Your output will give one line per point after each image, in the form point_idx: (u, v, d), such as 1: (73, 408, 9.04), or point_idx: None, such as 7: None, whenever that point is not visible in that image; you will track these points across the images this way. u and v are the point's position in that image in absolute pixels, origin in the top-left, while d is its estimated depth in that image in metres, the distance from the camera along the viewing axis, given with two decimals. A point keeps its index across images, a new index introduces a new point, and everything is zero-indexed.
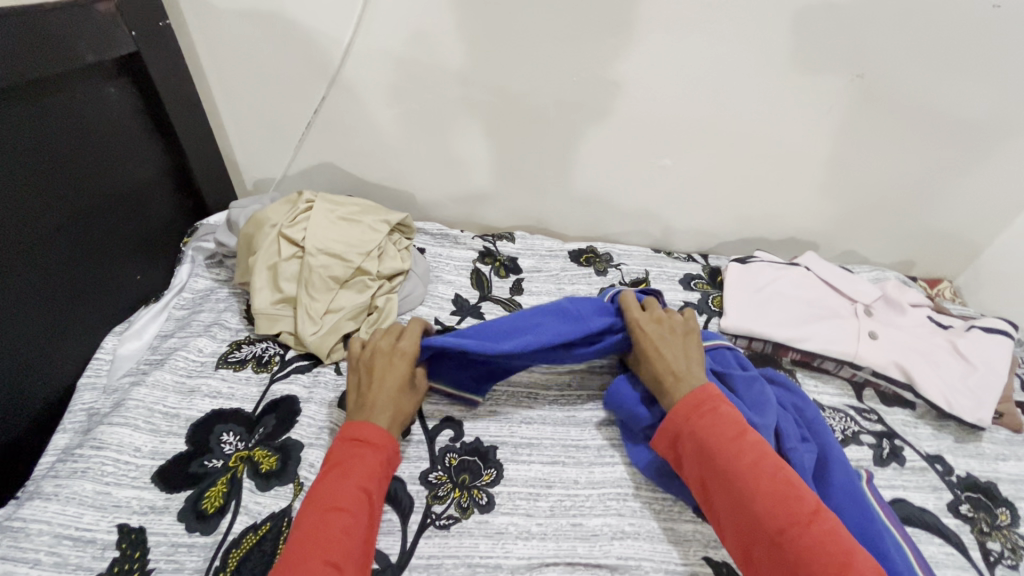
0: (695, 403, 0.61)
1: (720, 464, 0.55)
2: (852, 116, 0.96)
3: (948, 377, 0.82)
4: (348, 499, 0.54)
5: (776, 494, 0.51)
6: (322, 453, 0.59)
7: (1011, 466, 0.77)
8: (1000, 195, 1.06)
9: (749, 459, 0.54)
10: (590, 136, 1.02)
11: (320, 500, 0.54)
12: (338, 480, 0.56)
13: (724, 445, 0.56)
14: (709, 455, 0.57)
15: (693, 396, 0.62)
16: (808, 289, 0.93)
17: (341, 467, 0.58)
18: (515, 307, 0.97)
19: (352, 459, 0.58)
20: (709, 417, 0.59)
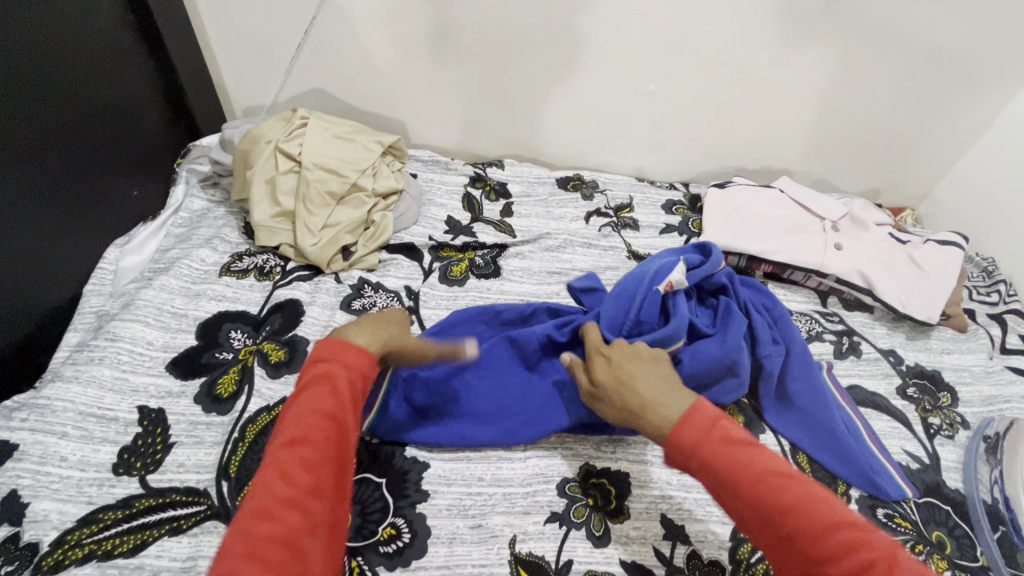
0: (696, 425, 0.47)
1: (753, 506, 0.43)
2: (829, 38, 1.00)
3: (902, 283, 0.89)
4: (304, 429, 0.43)
5: (836, 537, 0.39)
6: (302, 391, 0.46)
7: (954, 358, 0.86)
8: (961, 118, 1.13)
9: (785, 497, 0.41)
10: (576, 64, 1.04)
11: (274, 438, 0.43)
12: (304, 412, 0.44)
13: (749, 479, 0.43)
14: (736, 498, 0.43)
15: (689, 420, 0.47)
16: (783, 209, 0.99)
17: (313, 397, 0.45)
18: (505, 228, 1.01)
19: (317, 380, 0.46)
20: (719, 445, 0.45)
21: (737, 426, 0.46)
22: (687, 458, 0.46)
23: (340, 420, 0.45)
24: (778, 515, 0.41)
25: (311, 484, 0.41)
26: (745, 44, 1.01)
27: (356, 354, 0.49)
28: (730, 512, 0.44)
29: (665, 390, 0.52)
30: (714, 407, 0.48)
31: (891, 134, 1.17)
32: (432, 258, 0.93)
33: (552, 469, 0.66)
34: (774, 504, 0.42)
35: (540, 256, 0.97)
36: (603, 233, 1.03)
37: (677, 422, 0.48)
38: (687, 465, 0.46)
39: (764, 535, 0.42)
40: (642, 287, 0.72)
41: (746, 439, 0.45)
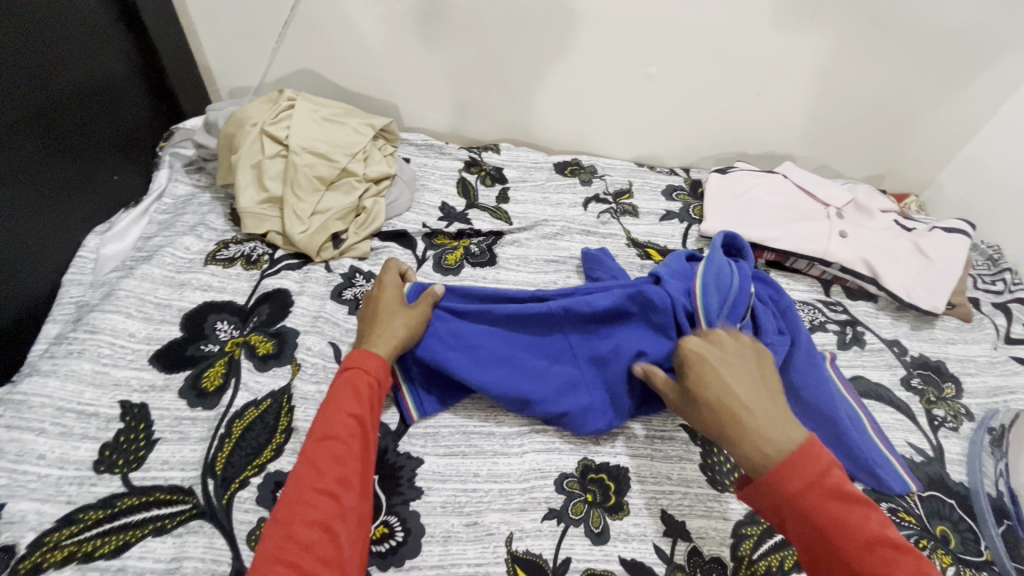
0: (807, 478, 0.48)
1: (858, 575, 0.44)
2: (837, 19, 0.96)
3: (908, 272, 0.87)
4: (328, 482, 0.50)
5: None
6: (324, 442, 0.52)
7: (959, 349, 0.84)
8: (970, 102, 1.10)
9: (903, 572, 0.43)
10: (574, 45, 1.01)
11: (305, 483, 0.49)
12: (329, 457, 0.51)
13: (859, 547, 0.45)
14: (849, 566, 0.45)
15: (801, 468, 0.48)
16: (787, 195, 0.97)
17: (337, 443, 0.53)
18: (501, 215, 0.98)
19: (354, 390, 0.57)
20: (831, 505, 0.47)
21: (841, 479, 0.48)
22: (790, 509, 0.48)
23: (352, 476, 0.51)
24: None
25: (331, 530, 0.47)
26: (750, 24, 0.97)
27: (381, 362, 0.60)
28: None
29: (776, 413, 0.53)
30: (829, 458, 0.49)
31: (896, 119, 1.14)
32: (425, 246, 0.90)
33: (550, 464, 0.64)
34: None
35: (537, 244, 0.94)
36: (601, 220, 1.00)
37: (791, 456, 0.49)
38: (789, 519, 0.48)
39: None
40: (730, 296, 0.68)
41: (858, 503, 0.47)
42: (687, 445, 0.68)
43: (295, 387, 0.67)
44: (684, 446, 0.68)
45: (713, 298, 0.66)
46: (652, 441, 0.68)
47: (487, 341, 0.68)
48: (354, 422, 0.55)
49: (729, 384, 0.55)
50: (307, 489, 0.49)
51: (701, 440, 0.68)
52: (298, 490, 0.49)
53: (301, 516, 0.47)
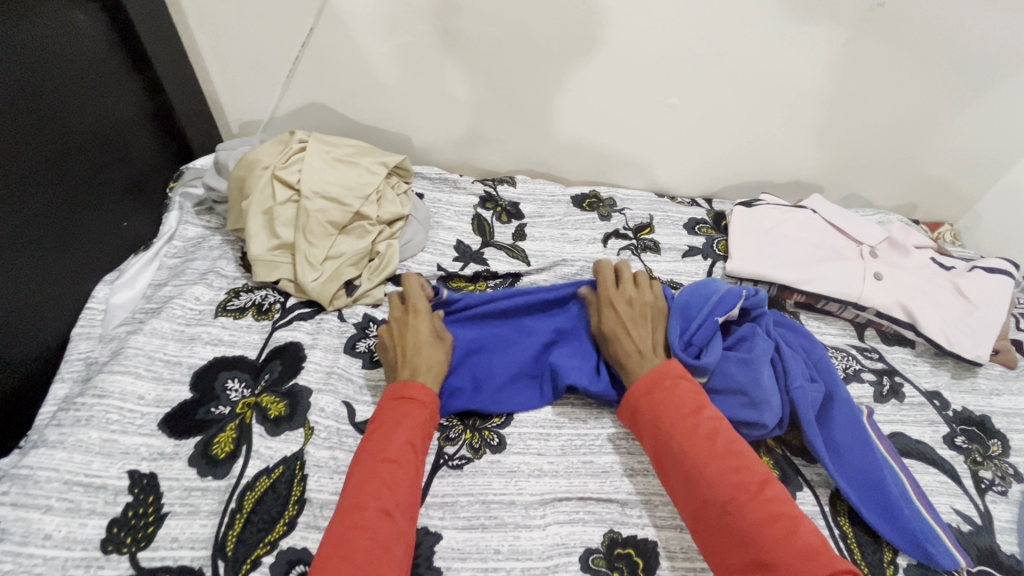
0: (651, 383, 0.62)
1: (684, 455, 0.56)
2: (867, 47, 0.93)
3: (948, 316, 0.83)
4: (386, 503, 0.52)
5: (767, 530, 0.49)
6: (382, 465, 0.54)
7: (1004, 401, 0.80)
8: (1007, 128, 1.05)
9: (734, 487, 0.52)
10: (593, 78, 0.98)
11: (367, 503, 0.51)
12: (388, 479, 0.54)
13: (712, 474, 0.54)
14: (674, 447, 0.57)
15: (648, 377, 0.63)
16: (817, 233, 0.92)
17: (397, 466, 0.55)
18: (518, 254, 0.95)
19: (412, 417, 0.60)
20: (675, 404, 0.59)
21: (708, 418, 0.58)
22: (638, 407, 0.62)
23: (404, 500, 0.53)
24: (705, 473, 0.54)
25: (388, 550, 0.49)
26: (776, 51, 0.93)
27: (433, 394, 0.62)
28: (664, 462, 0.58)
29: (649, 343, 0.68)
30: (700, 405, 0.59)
31: (929, 147, 1.09)
32: (440, 290, 0.87)
33: (574, 538, 0.61)
34: (698, 459, 0.55)
35: (556, 285, 0.91)
36: (622, 259, 0.96)
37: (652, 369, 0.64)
38: (639, 416, 0.62)
39: (685, 481, 0.56)
40: (705, 306, 0.73)
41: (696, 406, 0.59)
42: None
43: (308, 453, 0.64)
44: None
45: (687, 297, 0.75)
46: (680, 511, 0.64)
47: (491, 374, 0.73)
48: (410, 450, 0.57)
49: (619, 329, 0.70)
50: (368, 510, 0.51)
51: None
52: (360, 508, 0.51)
53: (362, 534, 0.49)
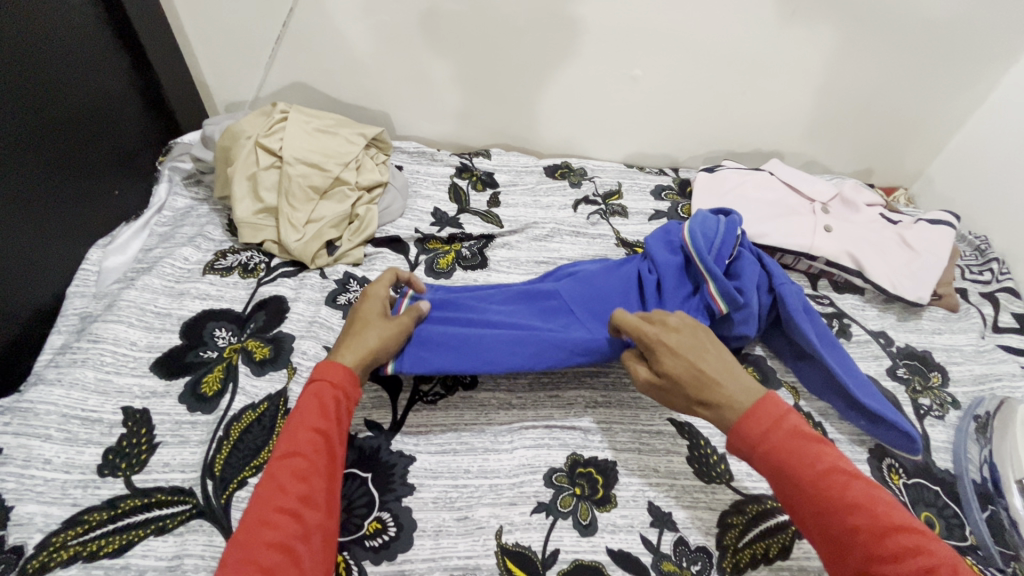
0: (769, 422, 0.52)
1: (781, 467, 0.50)
2: (817, 20, 0.98)
3: (893, 264, 0.88)
4: (291, 500, 0.49)
5: (895, 539, 0.44)
6: (288, 460, 0.51)
7: (945, 339, 0.85)
8: (953, 95, 1.11)
9: (852, 496, 0.47)
10: (559, 53, 1.03)
11: (266, 502, 0.48)
12: (291, 475, 0.50)
13: (818, 475, 0.48)
14: (800, 485, 0.49)
15: (760, 414, 0.53)
16: (773, 192, 0.98)
17: (300, 459, 0.51)
18: (492, 218, 1.00)
19: (319, 403, 0.56)
20: (772, 413, 0.52)
21: (804, 423, 0.52)
22: (757, 449, 0.52)
23: (313, 496, 0.50)
24: (819, 484, 0.48)
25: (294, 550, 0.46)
26: (732, 24, 0.99)
27: (347, 373, 0.58)
28: (793, 505, 0.50)
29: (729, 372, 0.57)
30: (786, 406, 0.54)
31: (882, 114, 1.15)
32: (418, 251, 0.92)
33: (539, 459, 0.66)
34: (838, 500, 0.47)
35: (527, 246, 0.96)
36: (591, 221, 1.02)
37: (744, 417, 0.53)
38: (754, 456, 0.52)
39: (829, 545, 0.47)
40: (718, 237, 0.75)
41: (818, 441, 0.51)
42: (674, 439, 0.69)
43: (291, 390, 0.69)
44: (671, 441, 0.69)
45: (700, 242, 0.74)
46: (639, 436, 0.69)
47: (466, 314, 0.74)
48: (318, 437, 0.53)
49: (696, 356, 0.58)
50: (268, 510, 0.47)
51: (688, 434, 0.70)
52: (258, 510, 0.48)
53: (259, 537, 0.46)
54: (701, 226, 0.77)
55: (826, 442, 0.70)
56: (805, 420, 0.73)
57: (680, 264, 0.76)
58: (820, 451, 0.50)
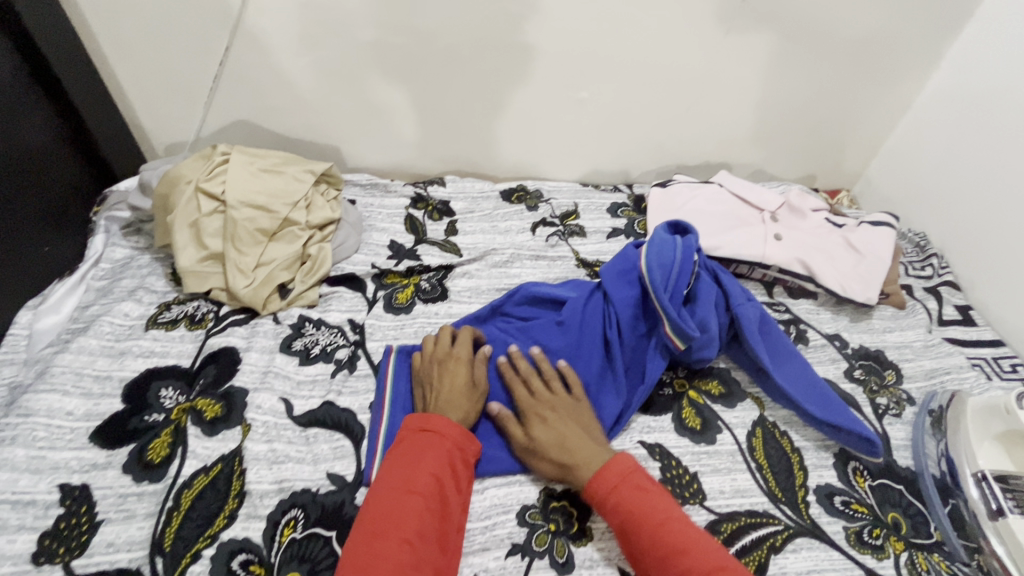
0: (613, 481, 0.59)
1: (624, 522, 0.56)
2: (751, 36, 1.02)
3: (841, 267, 0.91)
4: (410, 531, 0.52)
5: None
6: (402, 496, 0.54)
7: (896, 336, 0.88)
8: (881, 100, 1.17)
9: (682, 543, 0.53)
10: (506, 78, 1.04)
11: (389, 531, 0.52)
12: (411, 513, 0.53)
13: (655, 527, 0.54)
14: (641, 535, 0.55)
15: (608, 473, 0.59)
16: (723, 204, 1.01)
17: (421, 498, 0.55)
18: (450, 247, 0.99)
19: (437, 453, 0.59)
20: (613, 473, 0.59)
21: (639, 476, 0.59)
22: (605, 505, 0.58)
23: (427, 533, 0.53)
24: (656, 537, 0.54)
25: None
26: (673, 43, 1.01)
27: (460, 429, 0.62)
28: (632, 553, 0.56)
29: (588, 446, 0.63)
30: (633, 463, 0.61)
31: (819, 122, 1.20)
32: (376, 287, 0.90)
33: (512, 497, 0.64)
34: (669, 546, 0.53)
35: (488, 273, 0.95)
36: (550, 244, 1.02)
37: (593, 478, 0.60)
38: (606, 512, 0.58)
39: None
40: (675, 267, 0.77)
41: (654, 493, 0.58)
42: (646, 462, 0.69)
43: (246, 448, 0.65)
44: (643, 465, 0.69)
45: (657, 276, 0.75)
46: None
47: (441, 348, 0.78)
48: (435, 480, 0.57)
49: (551, 428, 0.65)
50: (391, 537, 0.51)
51: (659, 455, 0.70)
52: (385, 536, 0.51)
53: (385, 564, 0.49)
54: (657, 253, 0.78)
55: (794, 450, 0.71)
56: (771, 431, 0.74)
57: (637, 298, 0.78)
58: (656, 504, 0.56)
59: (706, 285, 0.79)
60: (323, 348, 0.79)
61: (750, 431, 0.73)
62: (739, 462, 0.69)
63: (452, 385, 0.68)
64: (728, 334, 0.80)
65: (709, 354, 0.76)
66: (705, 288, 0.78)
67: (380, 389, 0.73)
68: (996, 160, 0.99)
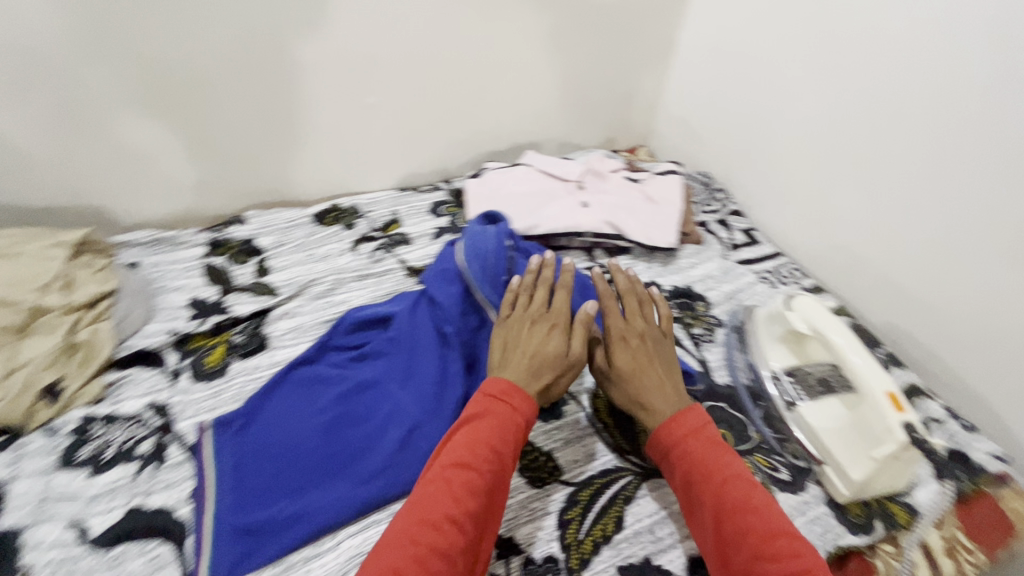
0: (688, 428, 0.61)
1: (693, 467, 0.58)
2: (518, 18, 1.05)
3: (644, 219, 0.99)
4: (440, 521, 0.51)
5: (775, 542, 0.51)
6: (443, 482, 0.54)
7: (701, 270, 0.98)
8: (649, 63, 1.28)
9: (748, 501, 0.54)
10: (282, 95, 0.96)
11: (426, 514, 0.52)
12: (461, 486, 0.53)
13: (721, 482, 0.56)
14: (705, 488, 0.56)
15: (684, 419, 0.61)
16: (532, 182, 1.04)
17: (466, 476, 0.54)
18: (263, 289, 0.90)
19: (491, 425, 0.58)
20: (685, 424, 0.61)
21: (712, 432, 0.61)
22: (669, 451, 0.61)
23: (462, 521, 0.52)
24: (721, 495, 0.55)
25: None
26: (443, 33, 1.00)
27: (527, 400, 0.61)
28: (691, 500, 0.57)
29: (666, 389, 0.66)
30: (706, 418, 0.62)
31: (605, 90, 1.28)
32: (178, 356, 0.79)
33: (369, 542, 0.60)
34: (732, 503, 0.54)
35: (312, 307, 0.88)
36: (375, 259, 0.97)
37: (667, 419, 0.62)
38: (668, 458, 0.61)
39: (727, 547, 0.53)
40: (490, 255, 0.78)
41: (726, 451, 0.59)
42: None
43: None
44: None
45: (474, 268, 0.77)
46: None
47: (265, 406, 0.72)
48: (493, 457, 0.56)
49: (640, 360, 0.68)
50: (415, 526, 0.51)
51: None
52: (405, 526, 0.51)
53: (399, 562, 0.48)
54: (471, 245, 0.79)
55: None
56: None
57: (460, 294, 0.77)
58: (727, 459, 0.58)
59: (525, 267, 0.81)
60: (119, 448, 0.67)
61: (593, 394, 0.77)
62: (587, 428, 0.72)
63: (534, 344, 0.67)
64: None
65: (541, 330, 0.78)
66: (525, 269, 0.80)
67: (199, 474, 0.65)
68: (740, 97, 1.14)
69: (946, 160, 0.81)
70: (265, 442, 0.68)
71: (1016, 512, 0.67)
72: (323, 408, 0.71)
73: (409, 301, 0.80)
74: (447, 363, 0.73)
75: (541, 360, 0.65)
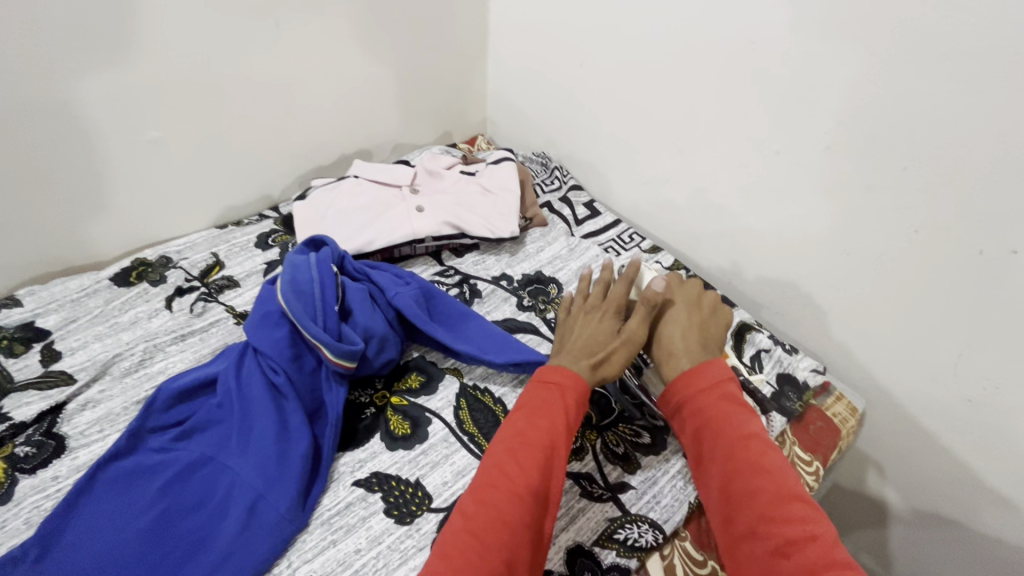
0: (710, 382, 0.58)
1: (709, 419, 0.56)
2: (309, 23, 0.96)
3: (483, 213, 0.97)
4: (492, 498, 0.49)
5: (786, 507, 0.48)
6: (503, 454, 0.52)
7: (549, 252, 0.98)
8: (468, 51, 1.24)
9: (763, 460, 0.51)
10: (27, 147, 0.79)
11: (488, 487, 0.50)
12: (515, 463, 0.51)
13: (739, 439, 0.53)
14: (720, 443, 0.53)
15: (699, 375, 0.59)
16: (362, 194, 0.97)
17: (528, 450, 0.52)
18: (54, 380, 0.75)
19: (550, 403, 0.56)
20: (706, 379, 0.58)
21: (733, 390, 0.58)
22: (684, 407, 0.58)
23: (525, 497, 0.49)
24: (735, 453, 0.52)
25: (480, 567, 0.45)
26: (205, 46, 0.87)
27: (578, 379, 0.59)
28: (701, 456, 0.55)
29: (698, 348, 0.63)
30: (728, 374, 0.60)
31: (428, 85, 1.23)
32: None
33: None
34: (747, 462, 0.51)
35: (122, 387, 0.76)
36: (196, 313, 0.86)
37: (687, 374, 0.59)
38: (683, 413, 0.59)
39: (733, 509, 0.50)
40: (314, 288, 0.71)
41: (743, 409, 0.57)
42: (365, 500, 0.64)
43: None
44: (363, 505, 0.64)
45: (297, 306, 0.69)
46: (328, 528, 0.62)
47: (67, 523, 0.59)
48: (551, 436, 0.54)
49: (667, 329, 0.66)
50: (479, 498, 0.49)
51: (378, 484, 0.66)
52: (482, 491, 0.50)
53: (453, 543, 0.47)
54: (291, 281, 0.71)
55: (495, 401, 0.74)
56: (473, 395, 0.75)
57: (288, 335, 0.70)
58: (743, 418, 0.55)
59: (357, 291, 0.76)
60: None
61: (455, 405, 0.74)
62: (453, 444, 0.70)
63: (591, 328, 0.65)
64: (401, 325, 0.79)
65: (389, 355, 0.74)
66: (357, 294, 0.75)
67: None
68: (550, 72, 1.12)
69: (726, 108, 0.84)
70: (73, 566, 0.56)
71: (838, 416, 0.77)
72: (145, 504, 0.61)
73: (232, 356, 0.71)
74: (286, 417, 0.67)
75: (590, 349, 0.63)
